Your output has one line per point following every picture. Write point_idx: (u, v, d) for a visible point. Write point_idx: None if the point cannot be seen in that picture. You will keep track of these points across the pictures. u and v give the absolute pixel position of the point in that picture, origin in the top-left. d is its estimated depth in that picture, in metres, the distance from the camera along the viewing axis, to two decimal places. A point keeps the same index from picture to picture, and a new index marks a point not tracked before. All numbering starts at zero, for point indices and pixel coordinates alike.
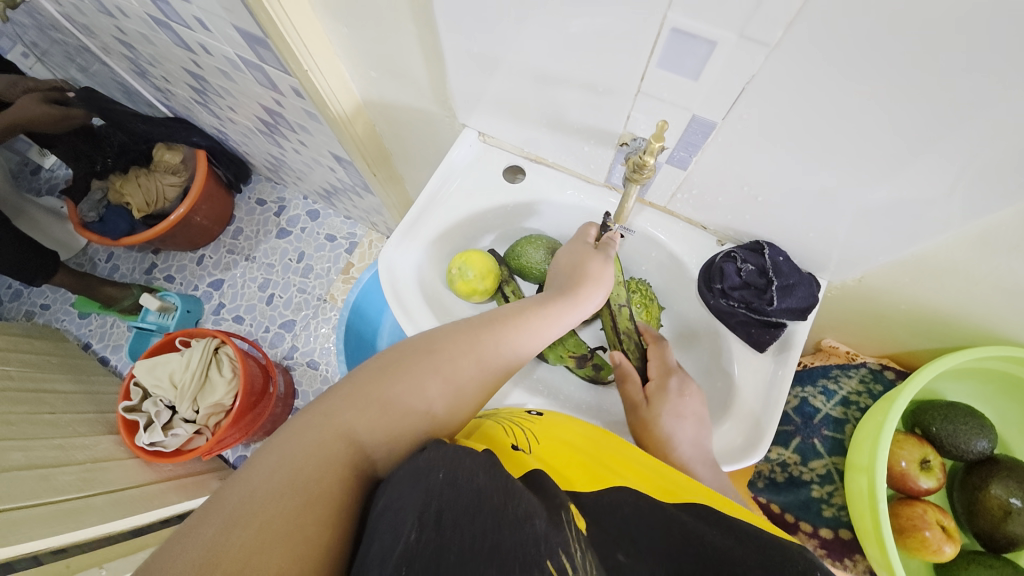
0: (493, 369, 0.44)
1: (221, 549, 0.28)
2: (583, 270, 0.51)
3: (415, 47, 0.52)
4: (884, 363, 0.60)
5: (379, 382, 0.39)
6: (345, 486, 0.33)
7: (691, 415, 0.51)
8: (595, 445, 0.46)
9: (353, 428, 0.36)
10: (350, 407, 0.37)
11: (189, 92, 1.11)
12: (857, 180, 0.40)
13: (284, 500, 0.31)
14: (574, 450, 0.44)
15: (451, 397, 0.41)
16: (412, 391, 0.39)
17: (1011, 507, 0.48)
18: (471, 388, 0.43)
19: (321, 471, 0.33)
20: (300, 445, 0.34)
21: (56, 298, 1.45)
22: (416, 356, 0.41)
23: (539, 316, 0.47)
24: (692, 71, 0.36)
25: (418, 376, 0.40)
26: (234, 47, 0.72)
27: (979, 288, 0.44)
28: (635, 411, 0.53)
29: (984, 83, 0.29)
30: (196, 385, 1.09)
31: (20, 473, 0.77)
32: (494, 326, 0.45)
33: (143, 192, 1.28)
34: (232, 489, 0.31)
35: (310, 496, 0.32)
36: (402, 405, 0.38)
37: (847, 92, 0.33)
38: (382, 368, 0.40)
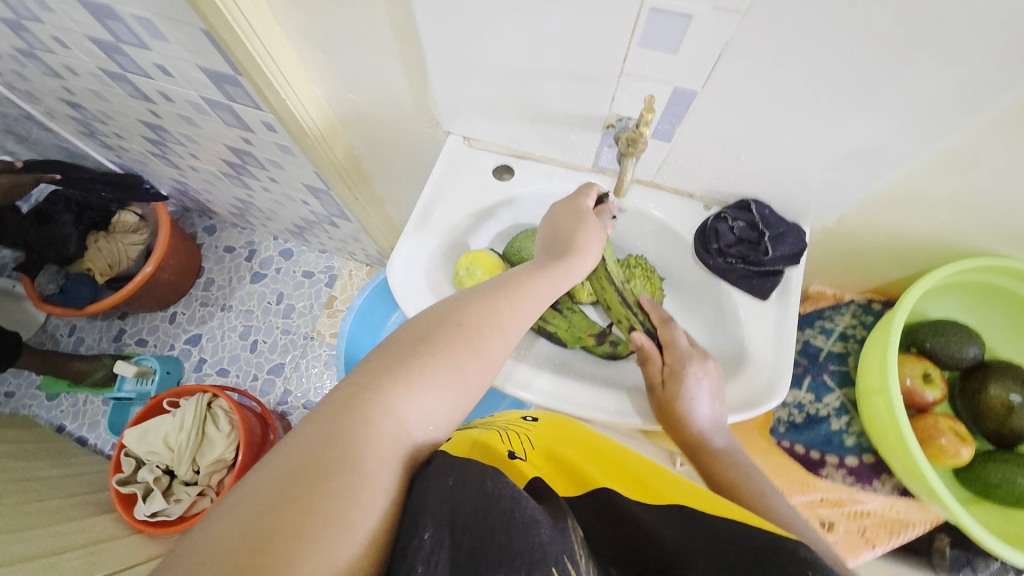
0: (512, 337, 0.44)
1: (271, 527, 0.27)
2: (574, 241, 0.53)
3: (396, 62, 0.53)
4: (869, 297, 0.64)
5: (416, 355, 0.38)
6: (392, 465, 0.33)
7: (710, 392, 0.52)
8: (580, 440, 0.50)
9: (397, 403, 0.35)
10: (391, 381, 0.36)
11: (145, 145, 1.08)
12: (828, 128, 0.44)
13: (332, 478, 0.30)
14: (565, 453, 0.48)
15: (481, 367, 0.41)
16: (447, 362, 0.39)
17: (1012, 402, 0.53)
18: (499, 358, 0.43)
19: (366, 448, 0.32)
20: (342, 420, 0.33)
21: (20, 383, 1.35)
22: (446, 326, 0.41)
23: (541, 282, 0.48)
24: (671, 46, 0.40)
25: (451, 349, 0.39)
26: (198, 89, 0.71)
27: (943, 209, 0.49)
28: (654, 393, 0.54)
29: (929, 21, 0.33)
30: (194, 444, 1.05)
31: (24, 565, 0.72)
32: (509, 294, 0.45)
33: (105, 255, 1.23)
34: (273, 466, 0.30)
35: (356, 474, 0.31)
36: (441, 377, 0.38)
37: (811, 45, 0.37)
38: (417, 340, 0.39)
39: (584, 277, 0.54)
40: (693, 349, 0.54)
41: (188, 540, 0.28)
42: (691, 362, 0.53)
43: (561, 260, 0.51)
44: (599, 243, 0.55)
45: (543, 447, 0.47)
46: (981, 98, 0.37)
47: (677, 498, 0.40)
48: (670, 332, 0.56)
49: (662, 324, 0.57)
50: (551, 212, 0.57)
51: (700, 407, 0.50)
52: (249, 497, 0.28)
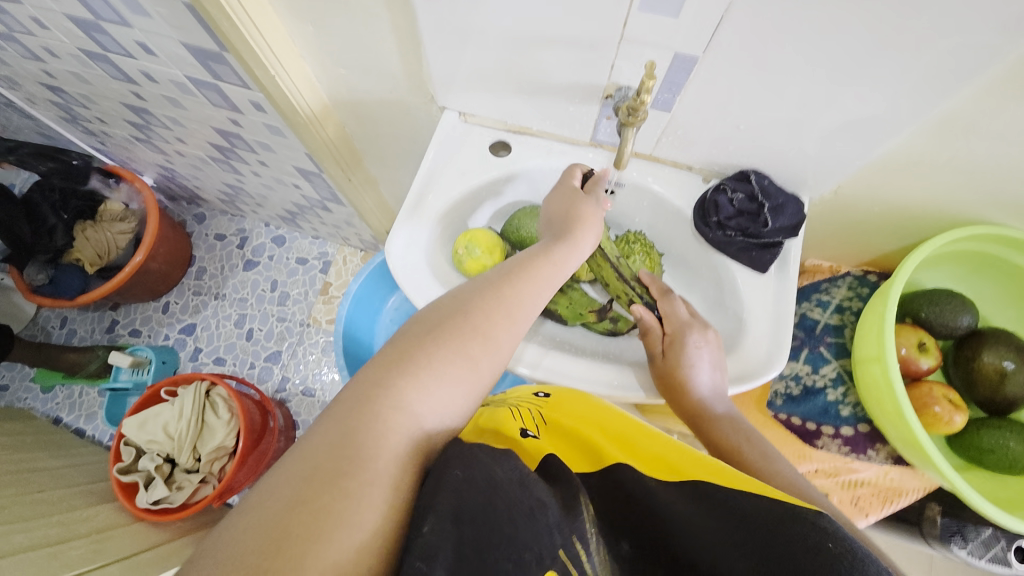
0: (521, 324, 0.45)
1: (285, 529, 0.28)
2: (574, 217, 0.53)
3: (389, 33, 0.52)
4: (865, 269, 0.65)
5: (425, 348, 0.38)
6: (402, 459, 0.33)
7: (709, 362, 0.52)
8: (601, 413, 0.47)
9: (407, 397, 0.36)
10: (400, 375, 0.36)
11: (129, 131, 1.06)
12: (830, 94, 0.44)
13: (343, 477, 0.31)
14: (583, 429, 0.45)
15: (491, 357, 0.41)
16: (456, 354, 0.39)
17: (1006, 369, 0.54)
18: (508, 346, 0.43)
19: (378, 445, 0.33)
20: (356, 417, 0.34)
21: (13, 376, 1.34)
22: (454, 318, 0.41)
23: (546, 269, 0.49)
24: (673, 9, 0.39)
25: (460, 340, 0.40)
26: (184, 68, 0.69)
27: (941, 178, 0.49)
28: (654, 364, 0.55)
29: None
30: (194, 432, 1.05)
31: (26, 555, 0.72)
32: (515, 281, 0.46)
33: (93, 244, 1.20)
34: (289, 467, 0.31)
35: (368, 474, 0.31)
36: (451, 368, 0.38)
37: (813, 7, 0.37)
38: (425, 332, 0.40)
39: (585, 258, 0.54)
40: (693, 319, 0.55)
41: (210, 542, 0.29)
42: (688, 331, 0.54)
43: (564, 243, 0.51)
44: (599, 222, 0.55)
45: (557, 424, 0.46)
46: (983, 61, 0.37)
47: (700, 476, 0.38)
48: (670, 304, 0.57)
49: (662, 297, 0.58)
50: (551, 198, 0.57)
51: (702, 375, 0.51)
52: (265, 501, 0.29)
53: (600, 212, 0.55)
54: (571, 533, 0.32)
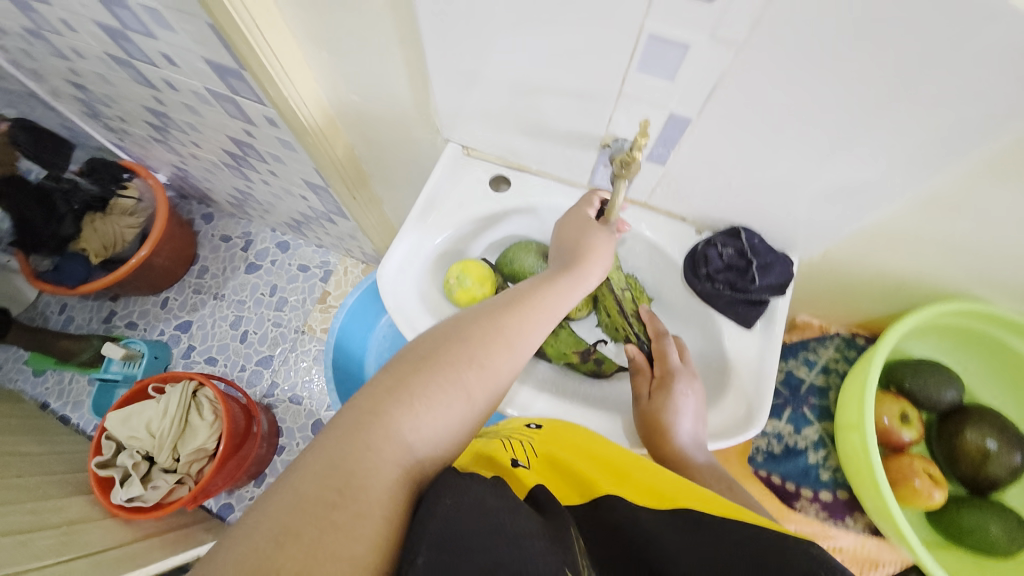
0: (522, 352, 0.44)
1: (273, 564, 0.27)
2: (584, 247, 0.54)
3: (399, 68, 0.54)
4: (855, 331, 0.65)
5: (420, 375, 0.38)
6: (393, 491, 0.33)
7: (690, 411, 0.52)
8: (598, 446, 0.46)
9: (399, 427, 0.35)
10: (393, 403, 0.36)
11: (148, 131, 1.09)
12: (820, 163, 0.45)
13: (333, 508, 0.30)
14: (576, 459, 0.44)
15: (489, 385, 0.41)
16: (451, 383, 0.39)
17: (988, 449, 0.54)
18: (506, 375, 0.42)
19: (369, 477, 0.32)
20: (347, 447, 0.33)
21: (6, 358, 1.35)
22: (452, 345, 0.41)
23: (549, 299, 0.48)
24: (668, 72, 0.40)
25: (456, 369, 0.39)
26: (205, 81, 0.72)
27: (928, 251, 0.50)
28: (637, 404, 0.56)
29: (919, 66, 0.34)
30: (176, 432, 1.04)
31: (0, 540, 0.72)
32: (516, 310, 0.45)
33: (100, 236, 1.23)
34: (278, 498, 0.30)
35: (358, 508, 0.31)
36: (445, 397, 0.38)
37: (801, 83, 0.38)
38: (420, 359, 0.39)
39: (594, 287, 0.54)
40: (685, 366, 0.55)
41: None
42: (677, 378, 0.54)
43: (569, 274, 0.51)
44: (610, 253, 0.55)
45: (548, 454, 0.44)
46: (967, 146, 0.38)
47: (690, 502, 0.38)
48: (663, 345, 0.57)
49: (656, 337, 0.58)
50: (564, 226, 0.57)
51: (684, 422, 0.51)
52: (252, 533, 0.29)
53: (611, 239, 0.55)
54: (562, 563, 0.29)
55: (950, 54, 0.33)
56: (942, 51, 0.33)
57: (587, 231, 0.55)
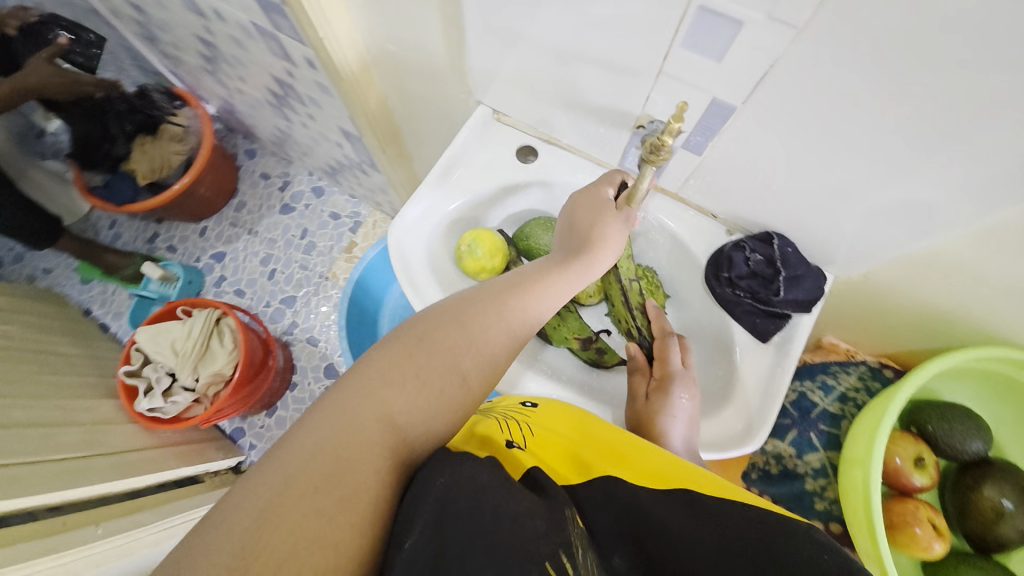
0: (522, 336, 0.43)
1: (256, 546, 0.28)
2: (594, 233, 0.49)
3: (435, 20, 0.51)
4: (883, 362, 0.61)
5: (416, 357, 0.37)
6: (385, 472, 0.33)
7: (683, 414, 0.50)
8: (595, 429, 0.45)
9: (390, 407, 0.35)
10: (385, 385, 0.35)
11: (199, 60, 1.11)
12: (874, 175, 0.40)
13: (321, 494, 0.30)
14: (570, 443, 0.43)
15: (485, 369, 0.40)
16: (446, 364, 0.38)
17: (1003, 508, 0.49)
18: (503, 357, 0.41)
19: (354, 461, 0.32)
20: (333, 430, 0.33)
21: (58, 263, 1.44)
22: (450, 326, 0.39)
23: (559, 289, 0.46)
24: (715, 52, 0.36)
25: (452, 352, 0.38)
26: (250, 15, 0.71)
27: (983, 287, 0.45)
28: (633, 403, 0.54)
29: (1005, 75, 0.29)
30: (197, 355, 1.09)
31: (24, 430, 0.81)
32: (520, 292, 0.43)
33: (148, 159, 1.27)
34: (261, 480, 0.30)
35: (343, 492, 0.31)
36: (439, 379, 0.37)
37: (865, 81, 0.34)
38: (414, 342, 0.38)
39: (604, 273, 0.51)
40: (685, 371, 0.53)
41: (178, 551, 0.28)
42: (675, 382, 0.52)
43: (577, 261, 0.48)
44: (622, 239, 0.51)
45: (546, 436, 0.43)
46: None
47: (688, 482, 0.37)
48: (665, 347, 0.54)
49: (660, 336, 0.56)
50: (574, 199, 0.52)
51: (674, 428, 0.49)
52: (235, 514, 0.29)
53: (622, 232, 0.50)
54: (555, 545, 0.27)
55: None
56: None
57: (595, 215, 0.50)
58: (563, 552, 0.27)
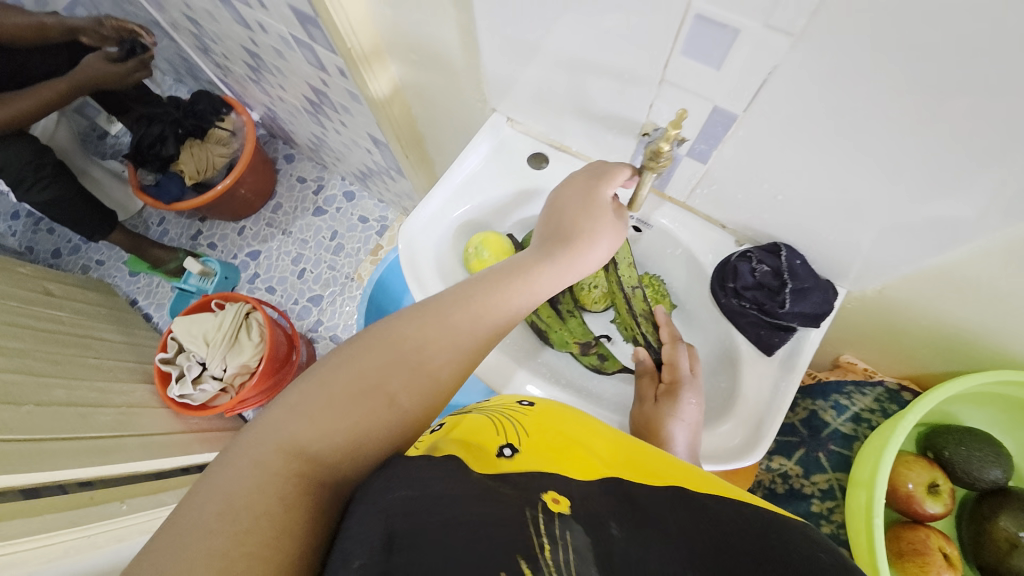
0: (466, 352, 0.40)
1: None
2: (575, 229, 0.49)
3: (454, 33, 0.54)
4: (902, 384, 0.58)
5: (331, 385, 0.35)
6: (290, 499, 0.31)
7: (688, 420, 0.49)
8: (596, 435, 0.44)
9: (298, 436, 0.33)
10: (293, 415, 0.34)
11: (245, 69, 1.19)
12: (881, 185, 0.40)
13: (216, 532, 0.28)
14: (567, 440, 0.42)
15: (418, 388, 0.38)
16: (370, 386, 0.36)
17: (1019, 540, 0.48)
18: (445, 370, 0.39)
19: (260, 493, 0.30)
20: (239, 470, 0.31)
21: (110, 256, 1.55)
22: (373, 348, 0.38)
23: (519, 295, 0.44)
24: (715, 60, 0.37)
25: (377, 371, 0.37)
26: (288, 26, 0.76)
27: (1004, 304, 0.43)
28: (641, 405, 0.53)
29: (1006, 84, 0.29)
30: (226, 345, 1.14)
31: (60, 408, 0.88)
32: (464, 305, 0.41)
33: (195, 161, 1.36)
34: (169, 528, 0.29)
35: (251, 523, 0.29)
36: (361, 401, 0.35)
37: (865, 88, 0.34)
38: (329, 370, 0.37)
39: (590, 269, 0.50)
40: (693, 378, 0.52)
41: None
42: (684, 388, 0.51)
43: (558, 260, 0.47)
44: (610, 234, 0.50)
45: (540, 437, 0.41)
46: None
47: (674, 479, 0.38)
48: (675, 353, 0.54)
49: (668, 342, 0.55)
50: (559, 200, 0.51)
51: (679, 433, 0.48)
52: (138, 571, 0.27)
53: (609, 228, 0.50)
54: (514, 550, 0.27)
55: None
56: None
57: (587, 215, 0.49)
58: (521, 556, 0.27)
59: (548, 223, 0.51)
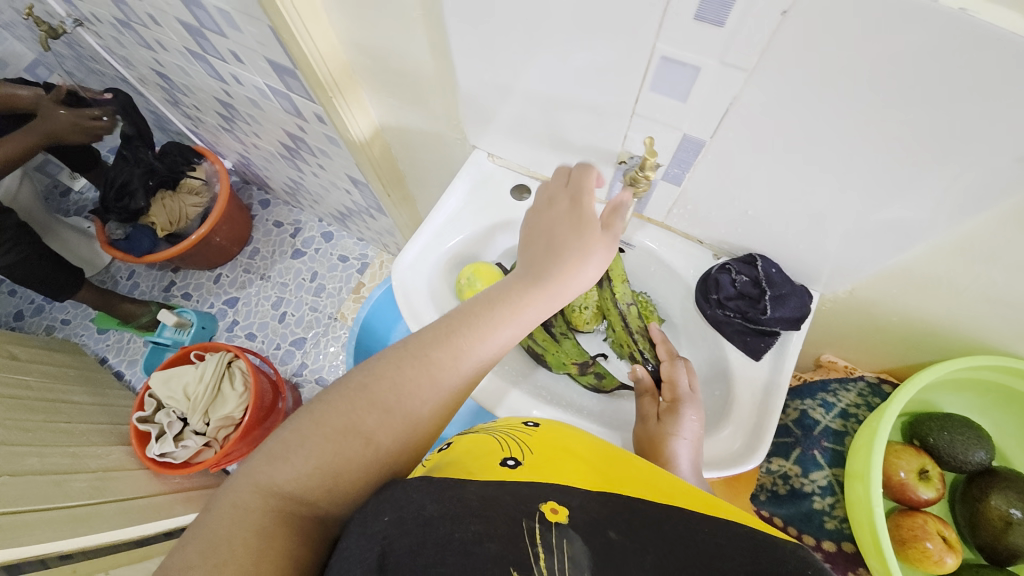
0: (449, 388, 0.41)
1: None
2: (563, 243, 0.46)
3: (432, 78, 0.57)
4: (882, 377, 0.62)
5: (304, 427, 0.37)
6: (269, 534, 0.32)
7: (691, 436, 0.50)
8: (595, 451, 0.46)
9: (275, 477, 0.35)
10: (273, 456, 0.36)
11: (217, 119, 1.20)
12: (840, 197, 0.44)
13: (197, 566, 0.30)
14: (570, 457, 0.43)
15: (396, 429, 0.38)
16: (342, 425, 0.37)
17: (1012, 517, 0.50)
18: (425, 411, 0.40)
19: (238, 530, 0.32)
20: (221, 511, 0.33)
21: (76, 314, 1.49)
22: (349, 389, 0.39)
23: (504, 326, 0.43)
24: (681, 93, 0.41)
25: (352, 416, 0.37)
26: (264, 77, 0.78)
27: (964, 297, 0.47)
28: (645, 424, 0.54)
29: (928, 107, 0.34)
30: (208, 398, 1.10)
31: (35, 478, 0.83)
32: (444, 346, 0.41)
33: (167, 212, 1.35)
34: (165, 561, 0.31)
35: (226, 559, 0.30)
36: (334, 440, 0.36)
37: (813, 111, 0.38)
38: (306, 416, 0.38)
39: (590, 278, 0.47)
40: (692, 393, 0.53)
41: None
42: (685, 404, 0.52)
43: (546, 281, 0.45)
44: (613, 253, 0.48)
45: (544, 455, 0.43)
46: (997, 193, 0.36)
47: (678, 500, 0.39)
48: (673, 369, 0.55)
49: (667, 359, 0.56)
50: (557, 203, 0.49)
51: (683, 450, 0.49)
52: None
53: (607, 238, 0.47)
54: (507, 563, 0.29)
55: (962, 97, 0.32)
56: (952, 90, 0.32)
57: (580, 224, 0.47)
58: (514, 567, 0.29)
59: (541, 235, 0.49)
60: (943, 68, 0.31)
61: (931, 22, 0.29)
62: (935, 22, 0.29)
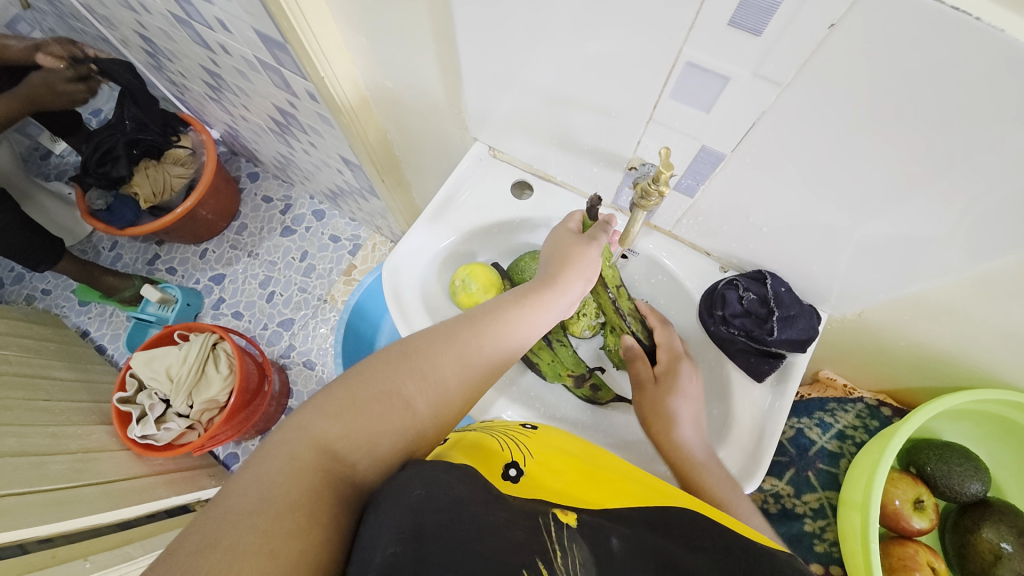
0: (478, 363, 0.42)
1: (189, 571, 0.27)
2: (567, 258, 0.50)
3: (432, 61, 0.53)
4: (880, 399, 0.61)
5: (348, 385, 0.38)
6: (315, 490, 0.32)
7: (692, 395, 0.53)
8: (592, 452, 0.45)
9: (324, 431, 0.35)
10: (320, 414, 0.36)
11: (204, 88, 1.13)
12: (860, 222, 0.41)
13: (249, 517, 0.30)
14: (572, 464, 0.42)
15: (432, 397, 0.40)
16: (385, 388, 0.38)
17: (1002, 551, 0.50)
18: (455, 383, 0.41)
19: (288, 482, 0.32)
20: (271, 464, 0.33)
21: (57, 284, 1.45)
22: (392, 356, 0.40)
23: (527, 317, 0.46)
24: (704, 103, 0.38)
25: (394, 379, 0.39)
26: (253, 49, 0.73)
27: (977, 329, 0.45)
28: (642, 389, 0.55)
29: (975, 140, 0.31)
30: (192, 380, 1.07)
31: (13, 459, 0.80)
32: (471, 325, 0.43)
33: (151, 182, 1.28)
34: (211, 510, 0.30)
35: (279, 510, 0.30)
36: (376, 398, 0.37)
37: (848, 134, 0.35)
38: (353, 379, 0.38)
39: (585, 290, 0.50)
40: (685, 353, 0.56)
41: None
42: (681, 362, 0.55)
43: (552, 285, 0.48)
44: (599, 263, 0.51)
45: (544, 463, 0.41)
46: None
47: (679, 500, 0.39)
48: (665, 334, 0.57)
49: (659, 326, 0.57)
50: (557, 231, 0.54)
51: (685, 408, 0.51)
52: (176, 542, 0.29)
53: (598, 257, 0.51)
54: (532, 552, 0.29)
55: (1012, 136, 0.30)
56: (1005, 126, 0.29)
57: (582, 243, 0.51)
58: (539, 557, 0.29)
59: (550, 251, 0.52)
60: (1004, 99, 0.28)
61: (986, 55, 0.27)
62: (999, 55, 0.26)
